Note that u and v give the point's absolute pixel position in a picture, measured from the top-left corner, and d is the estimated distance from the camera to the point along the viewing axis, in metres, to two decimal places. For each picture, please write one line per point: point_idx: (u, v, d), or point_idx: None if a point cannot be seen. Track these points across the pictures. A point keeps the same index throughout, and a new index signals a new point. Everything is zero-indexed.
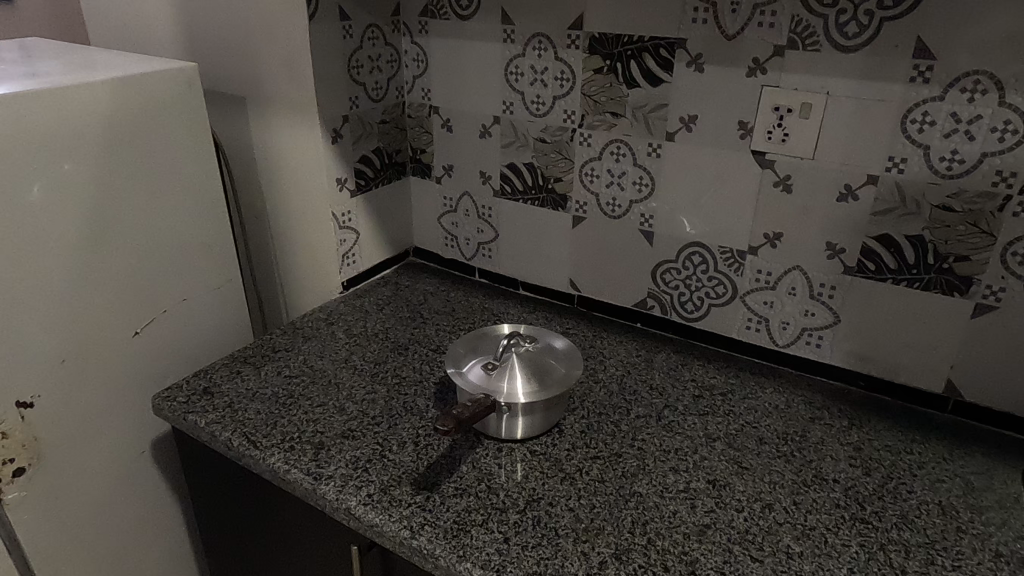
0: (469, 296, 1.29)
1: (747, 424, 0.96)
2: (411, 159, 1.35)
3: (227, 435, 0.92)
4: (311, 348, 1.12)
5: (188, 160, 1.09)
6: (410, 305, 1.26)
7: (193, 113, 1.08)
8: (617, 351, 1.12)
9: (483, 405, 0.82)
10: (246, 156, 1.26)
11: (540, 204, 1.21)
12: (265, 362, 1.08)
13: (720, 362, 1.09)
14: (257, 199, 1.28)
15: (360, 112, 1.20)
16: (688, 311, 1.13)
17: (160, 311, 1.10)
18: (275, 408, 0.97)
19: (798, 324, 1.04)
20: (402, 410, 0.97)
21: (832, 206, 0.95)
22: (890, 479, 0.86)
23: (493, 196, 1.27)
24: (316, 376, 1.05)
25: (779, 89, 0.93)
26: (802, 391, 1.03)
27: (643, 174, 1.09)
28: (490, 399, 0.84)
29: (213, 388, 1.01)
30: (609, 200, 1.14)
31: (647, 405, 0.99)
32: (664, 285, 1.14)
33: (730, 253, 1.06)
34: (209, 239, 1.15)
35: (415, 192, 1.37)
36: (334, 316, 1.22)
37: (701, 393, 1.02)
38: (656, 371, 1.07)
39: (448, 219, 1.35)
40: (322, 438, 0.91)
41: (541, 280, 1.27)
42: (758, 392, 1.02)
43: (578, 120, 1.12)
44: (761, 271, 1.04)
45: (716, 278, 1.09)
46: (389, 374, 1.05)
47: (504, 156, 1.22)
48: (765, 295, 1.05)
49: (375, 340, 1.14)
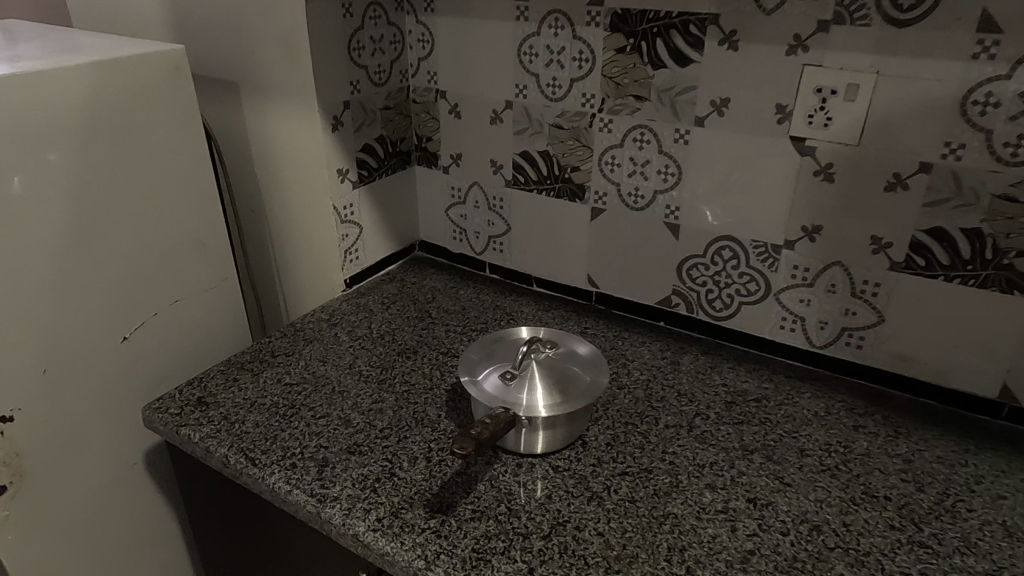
0: (481, 294, 1.21)
1: (787, 435, 0.88)
2: (417, 147, 1.27)
3: (223, 452, 0.85)
4: (313, 353, 1.04)
5: (178, 153, 1.01)
6: (417, 304, 1.18)
7: (183, 100, 1.00)
8: (641, 353, 1.05)
9: (503, 421, 0.74)
10: (239, 146, 1.17)
11: (555, 195, 1.13)
12: (264, 368, 1.01)
13: (751, 364, 1.02)
14: (250, 193, 1.20)
15: (361, 97, 1.12)
16: (716, 309, 1.06)
17: (150, 314, 1.02)
18: (275, 420, 0.90)
19: (837, 324, 0.97)
20: (412, 421, 0.90)
21: (878, 197, 0.87)
22: (947, 496, 0.79)
23: (504, 186, 1.18)
24: (318, 383, 0.97)
25: (822, 68, 0.85)
26: (842, 396, 0.96)
27: (669, 163, 1.01)
28: (509, 413, 0.76)
29: (209, 398, 0.94)
30: (630, 191, 1.06)
31: (676, 413, 0.92)
32: (690, 282, 1.06)
33: (764, 248, 0.98)
34: (202, 237, 1.07)
35: (420, 182, 1.29)
36: (336, 317, 1.14)
37: (734, 400, 0.94)
38: (684, 375, 1.00)
39: (457, 211, 1.27)
40: (326, 454, 0.84)
41: (556, 276, 1.19)
42: (794, 397, 0.95)
43: (597, 105, 1.03)
44: (798, 268, 0.97)
45: (748, 274, 1.01)
46: (399, 380, 0.98)
47: (517, 143, 1.14)
48: (802, 293, 0.98)
49: (382, 343, 1.07)
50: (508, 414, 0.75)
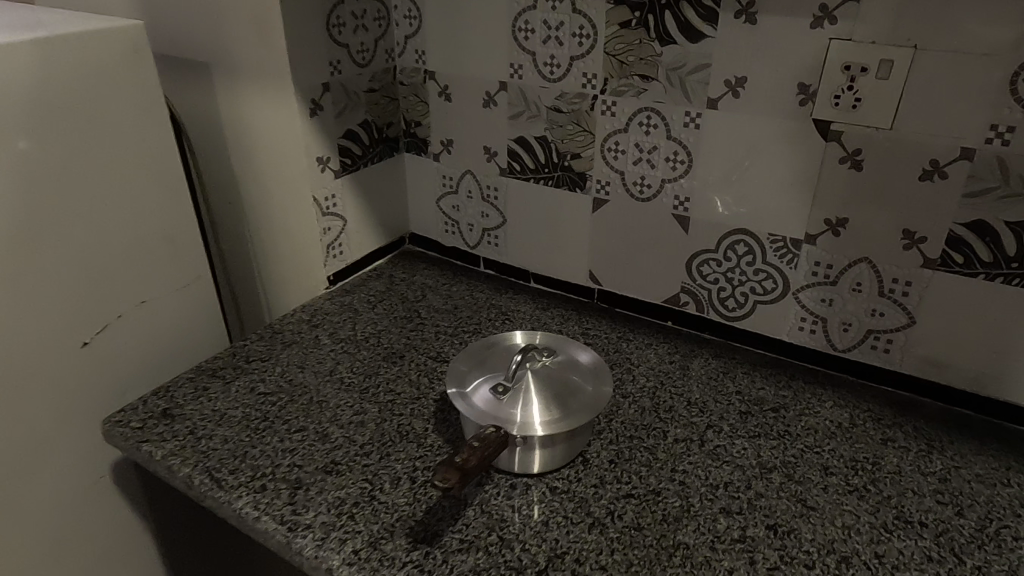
0: (475, 291, 1.13)
1: (808, 450, 0.80)
2: (405, 133, 1.18)
3: (187, 472, 0.77)
4: (291, 358, 0.96)
5: (142, 140, 0.92)
6: (405, 302, 1.10)
7: (145, 83, 0.91)
8: (647, 357, 0.96)
9: (493, 445, 0.65)
10: (210, 133, 1.08)
11: (554, 184, 1.04)
12: (237, 375, 0.93)
13: (767, 370, 0.94)
14: (224, 184, 1.11)
15: (343, 78, 1.03)
16: (729, 309, 0.97)
17: (114, 316, 0.94)
18: (246, 435, 0.82)
19: (862, 326, 0.88)
20: (396, 436, 0.82)
21: (912, 186, 0.79)
22: (989, 521, 0.71)
23: (499, 174, 1.10)
24: (296, 393, 0.89)
25: (851, 42, 0.76)
26: (868, 405, 0.87)
27: (677, 149, 0.92)
28: (500, 432, 0.68)
29: (175, 409, 0.86)
30: (636, 180, 0.97)
31: (685, 426, 0.84)
32: (701, 279, 0.97)
33: (783, 243, 0.89)
34: (172, 233, 0.99)
35: (409, 170, 1.20)
36: (318, 318, 1.06)
37: (749, 410, 0.86)
38: (694, 382, 0.91)
39: (448, 202, 1.18)
40: (301, 475, 0.76)
41: (555, 272, 1.11)
42: (815, 407, 0.87)
43: (599, 85, 0.94)
44: (820, 264, 0.88)
45: (764, 272, 0.92)
46: (383, 389, 0.90)
47: (512, 128, 1.05)
48: (824, 292, 0.89)
49: (366, 346, 0.99)
50: (500, 434, 0.67)
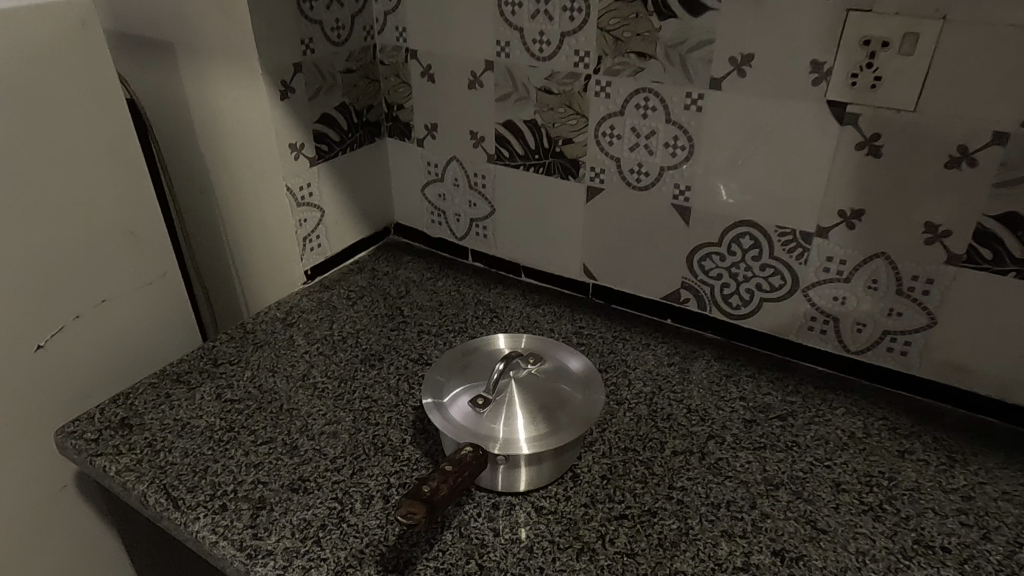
0: (462, 287, 1.06)
1: (818, 463, 0.74)
2: (387, 116, 1.10)
3: (142, 490, 0.71)
4: (262, 361, 0.90)
5: (95, 126, 0.84)
6: (387, 299, 1.03)
7: (99, 64, 0.83)
8: (644, 359, 0.90)
9: (466, 478, 0.59)
10: (174, 118, 1.01)
11: (545, 172, 0.97)
12: (203, 380, 0.86)
13: (774, 373, 0.87)
14: (192, 173, 1.04)
15: (316, 57, 0.95)
16: (733, 307, 0.90)
17: (70, 317, 0.87)
18: (208, 448, 0.76)
19: (878, 326, 0.81)
20: (370, 448, 0.76)
21: (936, 175, 0.71)
22: (1019, 546, 0.64)
23: (486, 161, 1.02)
24: (265, 400, 0.83)
25: (871, 14, 0.68)
26: (883, 412, 0.80)
27: (677, 134, 0.84)
28: (477, 453, 0.62)
29: (134, 418, 0.80)
30: (632, 168, 0.89)
31: (685, 437, 0.77)
32: (703, 274, 0.90)
33: (792, 236, 0.82)
34: (134, 226, 0.91)
35: (392, 156, 1.13)
36: (293, 316, 0.99)
37: (754, 418, 0.80)
38: (695, 387, 0.85)
39: (433, 190, 1.11)
40: (265, 493, 0.70)
41: (547, 265, 1.04)
42: (826, 415, 0.80)
43: (593, 64, 0.86)
44: (832, 259, 0.81)
45: (771, 267, 0.85)
46: (359, 396, 0.83)
47: (500, 112, 0.97)
48: (836, 289, 0.82)
49: (343, 347, 0.92)
50: (474, 456, 0.61)
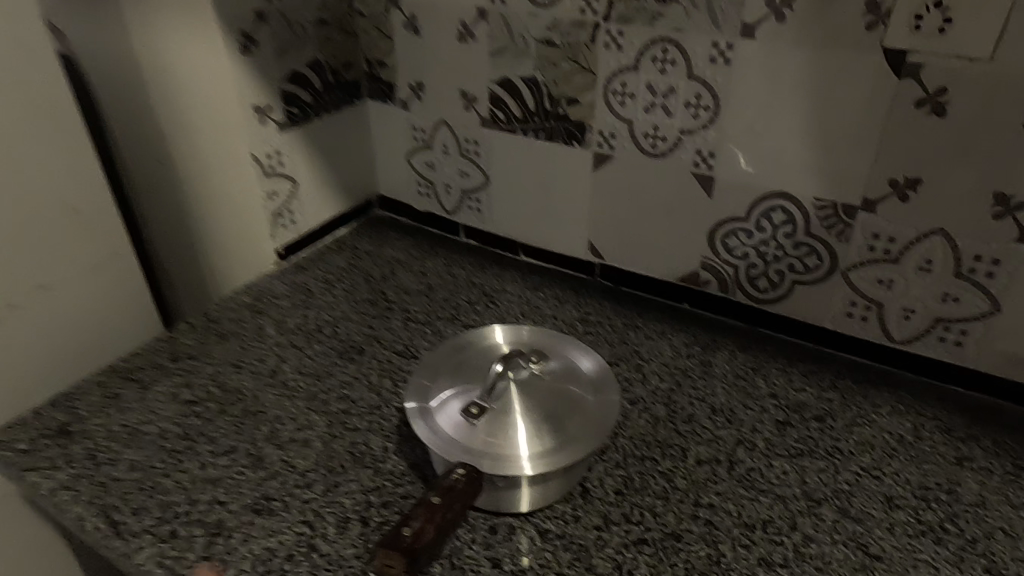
0: (453, 267, 0.95)
1: (865, 474, 0.64)
2: (366, 75, 0.97)
3: (79, 513, 0.60)
4: (226, 355, 0.79)
5: (20, 83, 0.70)
6: (370, 282, 0.92)
7: (19, 6, 0.67)
8: (660, 349, 0.79)
9: (450, 513, 0.50)
10: (114, 76, 0.87)
11: (546, 137, 0.85)
12: (157, 379, 0.75)
13: (807, 365, 0.77)
14: (138, 140, 0.91)
15: (282, 5, 0.83)
16: (760, 290, 0.80)
17: (4, 306, 0.74)
18: (158, 461, 0.65)
19: (929, 313, 0.71)
20: (347, 459, 0.65)
21: (1012, 138, 0.60)
22: None
23: (479, 126, 0.90)
24: (227, 402, 0.72)
25: None
26: (933, 411, 0.71)
27: (701, 91, 0.72)
28: (468, 479, 0.51)
29: (74, 425, 0.69)
30: (647, 132, 0.78)
31: (710, 443, 0.67)
32: (726, 254, 0.80)
33: (833, 210, 0.71)
34: (75, 201, 0.78)
35: (374, 121, 1.01)
36: (264, 302, 0.88)
37: (788, 419, 0.70)
38: (718, 383, 0.74)
39: (420, 158, 0.99)
40: (222, 515, 0.60)
41: (549, 243, 0.93)
42: (869, 415, 0.70)
43: (602, 11, 0.74)
44: (879, 237, 0.70)
45: (806, 245, 0.74)
46: (335, 396, 0.73)
47: (495, 69, 0.85)
48: (882, 271, 0.71)
49: (318, 339, 0.81)
50: (465, 483, 0.51)
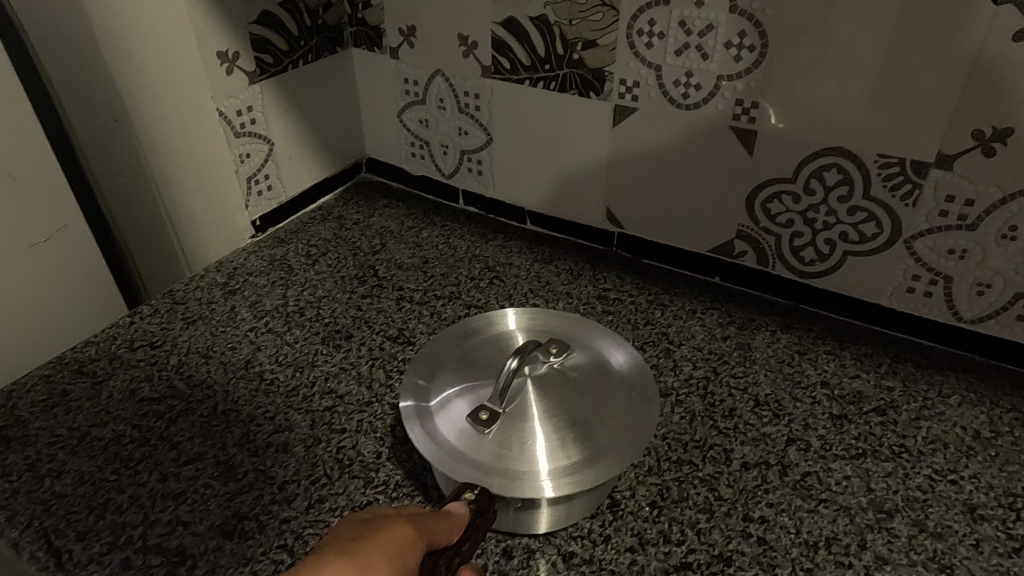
0: (451, 238, 0.84)
1: (939, 478, 0.55)
2: (349, 19, 0.85)
3: (14, 538, 0.51)
4: (194, 343, 0.69)
5: None
6: (358, 256, 0.81)
7: None
8: (691, 331, 0.69)
9: (458, 560, 0.39)
10: (51, 18, 0.74)
11: (558, 87, 0.74)
12: (113, 372, 0.65)
13: (860, 348, 0.67)
14: (84, 94, 0.78)
15: None
16: (806, 262, 0.70)
17: None
18: (111, 473, 0.55)
19: (1007, 288, 0.61)
20: (334, 469, 0.56)
21: None
22: None
23: (480, 75, 0.78)
24: (193, 399, 0.62)
25: None
26: (1009, 401, 0.61)
27: (745, 29, 0.61)
28: (479, 508, 0.42)
29: (12, 431, 0.59)
30: (678, 79, 0.67)
31: (756, 442, 0.57)
32: (767, 221, 0.69)
33: (900, 169, 0.61)
34: (9, 164, 0.66)
35: (359, 73, 0.89)
36: (237, 280, 0.78)
37: (846, 413, 0.60)
38: (760, 369, 0.65)
39: (413, 115, 0.87)
40: (184, 540, 0.50)
41: (559, 210, 0.82)
42: (937, 407, 0.61)
43: None
44: (953, 200, 0.60)
45: (862, 211, 0.64)
46: (319, 390, 0.63)
47: (498, 7, 0.73)
48: (953, 240, 0.61)
49: (299, 323, 0.71)
50: (474, 515, 0.41)
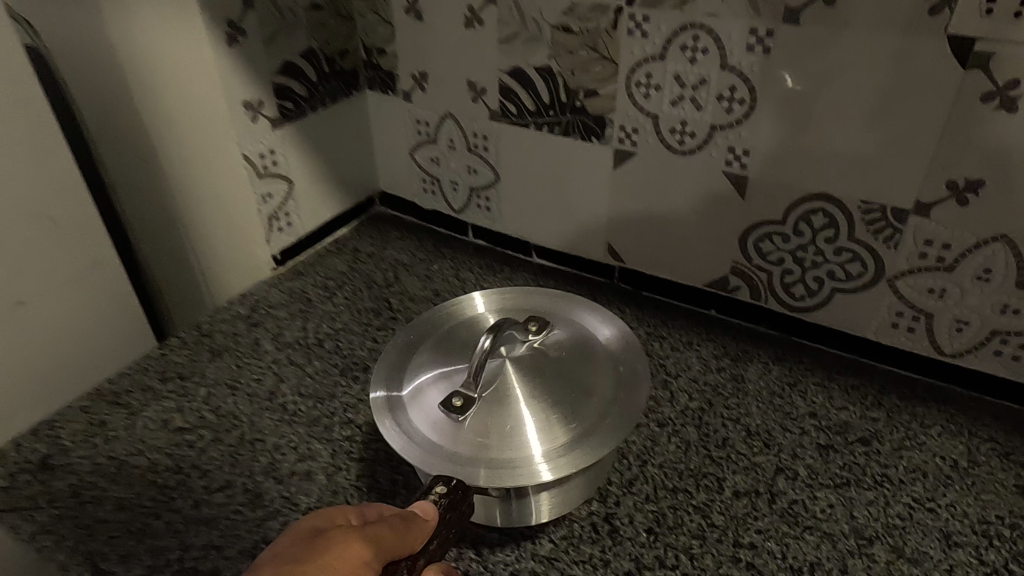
0: (461, 271, 0.89)
1: (918, 507, 0.58)
2: (365, 63, 0.90)
3: (61, 561, 0.55)
4: (221, 375, 0.73)
5: None
6: (373, 288, 0.86)
7: None
8: (688, 362, 0.74)
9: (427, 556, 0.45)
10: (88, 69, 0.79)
11: (562, 132, 0.78)
12: (147, 403, 0.69)
13: (847, 380, 0.71)
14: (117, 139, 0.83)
15: None
16: (796, 296, 0.74)
17: None
18: (148, 500, 0.60)
19: (984, 325, 0.65)
20: (353, 497, 0.60)
21: None
22: None
23: (488, 118, 0.83)
24: (221, 429, 0.67)
25: None
26: (987, 431, 0.65)
27: (735, 83, 0.65)
28: (450, 503, 0.46)
29: (56, 460, 0.63)
30: (674, 127, 0.71)
31: (747, 471, 0.62)
32: (758, 257, 0.74)
33: (881, 215, 0.65)
34: (50, 209, 0.71)
35: (373, 113, 0.94)
36: (259, 313, 0.82)
37: (832, 444, 0.64)
38: (752, 401, 0.69)
39: (424, 154, 0.92)
40: (217, 563, 0.55)
41: (564, 244, 0.87)
42: (918, 437, 0.65)
43: None
44: (931, 243, 0.64)
45: (848, 252, 0.68)
46: (338, 421, 0.67)
47: (505, 57, 0.78)
48: (932, 280, 0.66)
49: (319, 355, 0.75)
50: (445, 511, 0.45)
